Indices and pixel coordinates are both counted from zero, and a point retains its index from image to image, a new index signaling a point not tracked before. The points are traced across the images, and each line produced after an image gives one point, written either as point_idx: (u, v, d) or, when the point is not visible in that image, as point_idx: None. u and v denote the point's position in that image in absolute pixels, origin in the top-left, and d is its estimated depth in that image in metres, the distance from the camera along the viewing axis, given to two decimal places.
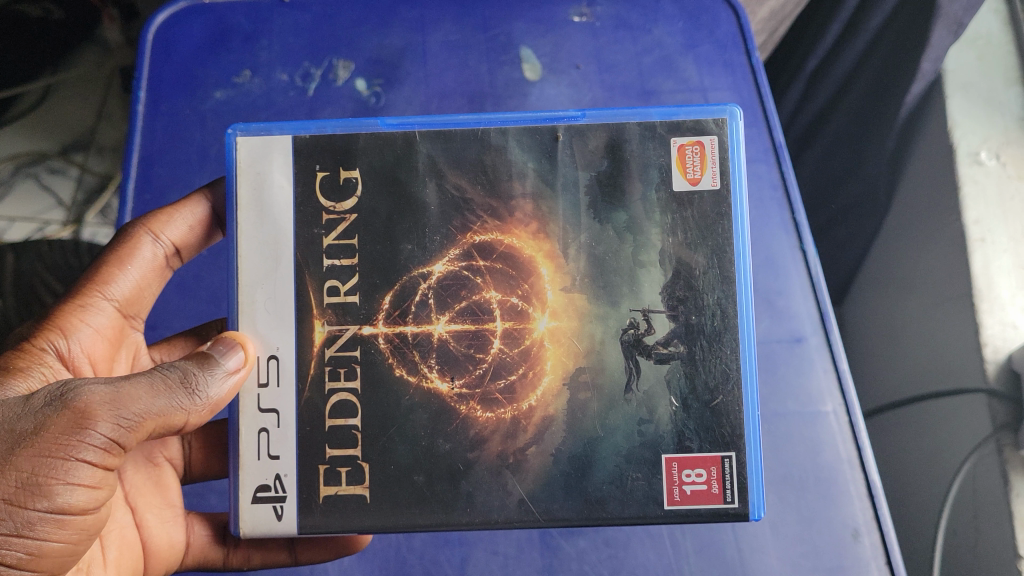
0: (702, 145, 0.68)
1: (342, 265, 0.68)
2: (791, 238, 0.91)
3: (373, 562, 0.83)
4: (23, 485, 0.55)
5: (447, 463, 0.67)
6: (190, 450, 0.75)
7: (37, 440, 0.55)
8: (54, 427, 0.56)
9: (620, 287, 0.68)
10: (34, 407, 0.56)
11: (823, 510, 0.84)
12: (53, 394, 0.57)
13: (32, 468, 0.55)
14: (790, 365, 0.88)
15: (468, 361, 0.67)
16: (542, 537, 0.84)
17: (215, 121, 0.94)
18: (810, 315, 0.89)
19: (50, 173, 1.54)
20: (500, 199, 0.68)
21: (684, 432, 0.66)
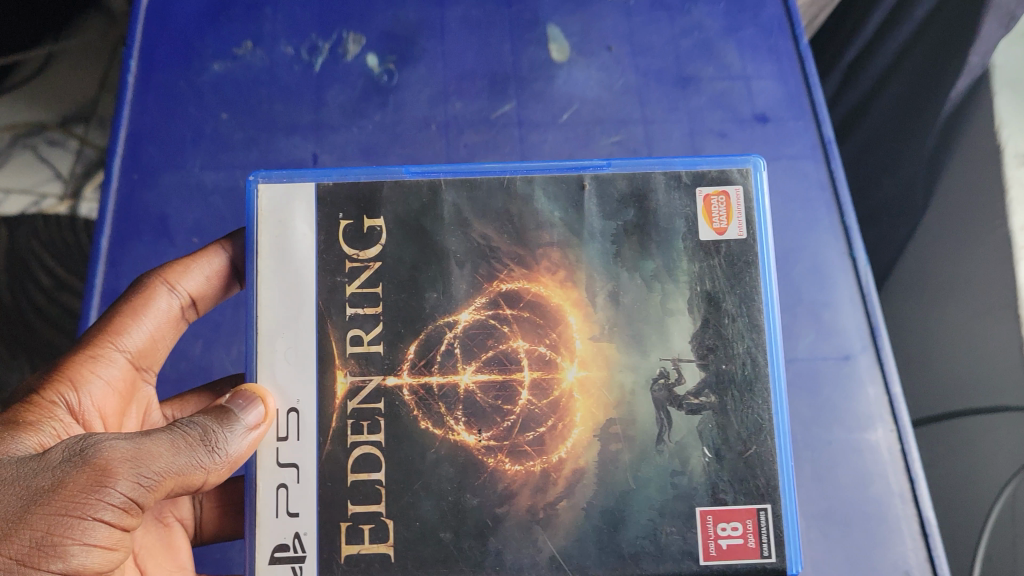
0: (726, 195, 0.68)
1: (365, 313, 0.66)
2: (840, 244, 0.89)
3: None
4: (37, 546, 0.50)
5: (476, 518, 0.64)
6: (201, 511, 0.71)
7: (55, 497, 0.51)
8: (75, 483, 0.51)
9: (649, 336, 0.66)
10: (51, 464, 0.52)
11: (873, 551, 0.81)
12: (76, 448, 0.53)
13: (47, 526, 0.50)
14: (837, 382, 0.85)
15: (496, 414, 0.65)
16: None
17: (212, 94, 0.93)
18: (859, 331, 0.87)
19: (48, 145, 1.38)
20: (526, 247, 0.67)
21: (718, 484, 0.65)
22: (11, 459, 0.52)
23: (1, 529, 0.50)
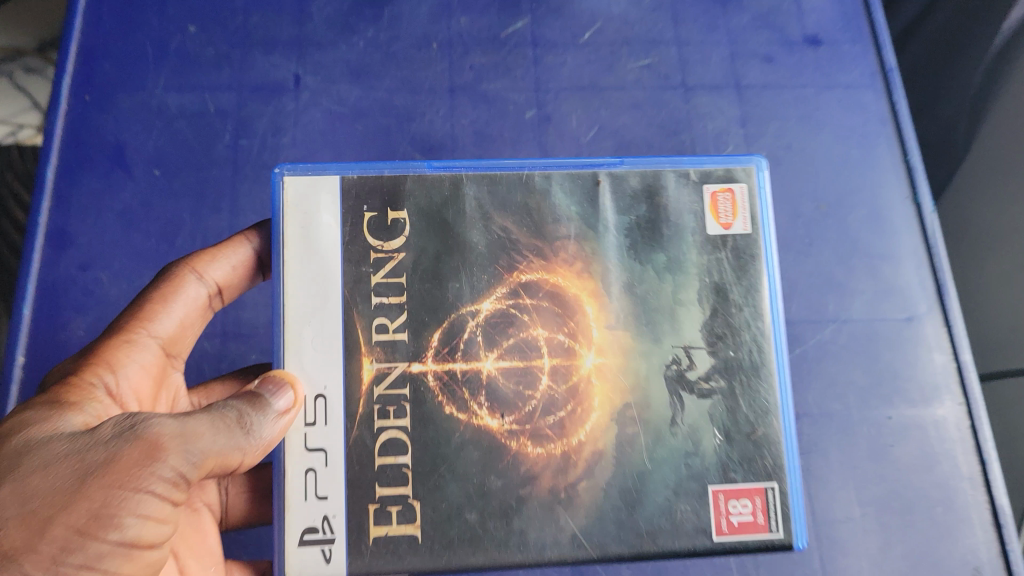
0: (731, 192, 0.72)
1: (390, 302, 0.68)
2: (904, 188, 0.97)
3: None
4: (94, 516, 0.51)
5: (500, 499, 0.66)
6: (228, 496, 0.70)
7: (110, 469, 0.52)
8: (129, 456, 0.53)
9: (662, 325, 0.70)
10: (102, 439, 0.53)
11: (939, 545, 0.87)
12: (124, 424, 0.54)
13: (104, 498, 0.51)
14: (907, 338, 0.93)
15: (518, 398, 0.68)
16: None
17: (176, 7, 0.98)
18: (925, 295, 0.94)
19: (26, 73, 1.25)
20: (545, 239, 0.70)
21: (728, 464, 0.68)
22: (61, 435, 0.53)
23: (59, 500, 0.50)
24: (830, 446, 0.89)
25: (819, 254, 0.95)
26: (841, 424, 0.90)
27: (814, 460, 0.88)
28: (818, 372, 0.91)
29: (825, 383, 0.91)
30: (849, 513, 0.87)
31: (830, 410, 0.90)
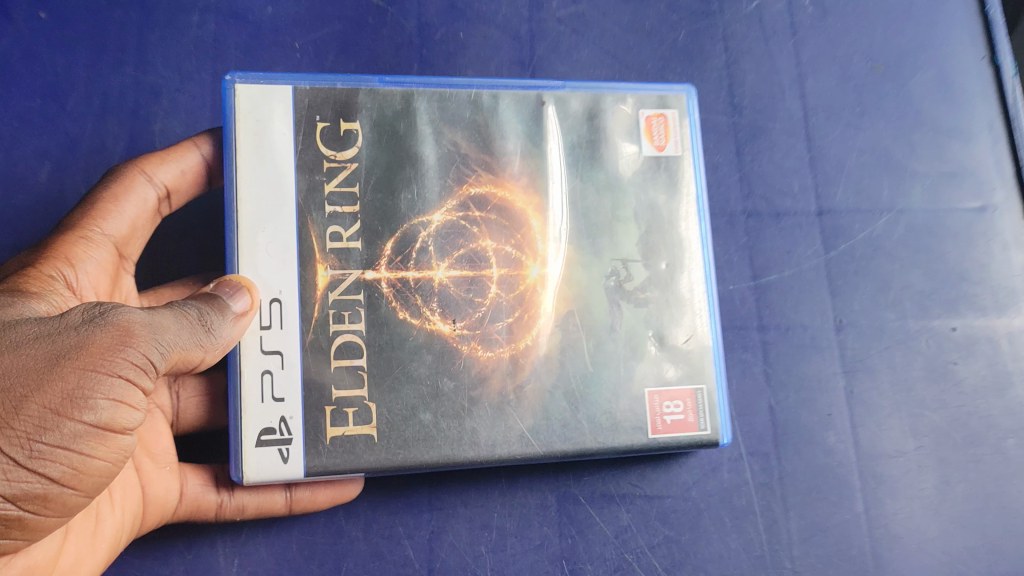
0: (664, 117, 0.77)
1: (344, 211, 0.70)
2: (977, 50, 0.90)
3: (337, 510, 0.76)
4: (68, 397, 0.52)
5: (453, 400, 0.69)
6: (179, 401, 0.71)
7: (83, 353, 0.53)
8: (100, 340, 0.54)
9: (601, 239, 0.74)
10: (72, 325, 0.55)
11: (1010, 482, 0.81)
12: (92, 312, 0.55)
13: (78, 379, 0.52)
14: (977, 233, 0.86)
15: (468, 306, 0.71)
16: (559, 502, 0.78)
17: None
18: (1003, 178, 0.87)
19: None
20: (492, 155, 0.73)
21: (662, 367, 0.73)
22: (28, 319, 0.55)
23: (32, 381, 0.51)
24: (878, 363, 0.83)
25: (872, 124, 0.87)
26: (895, 337, 0.83)
27: (857, 379, 0.82)
28: (871, 273, 0.84)
29: (876, 288, 0.84)
30: (901, 447, 0.81)
31: (885, 323, 0.83)
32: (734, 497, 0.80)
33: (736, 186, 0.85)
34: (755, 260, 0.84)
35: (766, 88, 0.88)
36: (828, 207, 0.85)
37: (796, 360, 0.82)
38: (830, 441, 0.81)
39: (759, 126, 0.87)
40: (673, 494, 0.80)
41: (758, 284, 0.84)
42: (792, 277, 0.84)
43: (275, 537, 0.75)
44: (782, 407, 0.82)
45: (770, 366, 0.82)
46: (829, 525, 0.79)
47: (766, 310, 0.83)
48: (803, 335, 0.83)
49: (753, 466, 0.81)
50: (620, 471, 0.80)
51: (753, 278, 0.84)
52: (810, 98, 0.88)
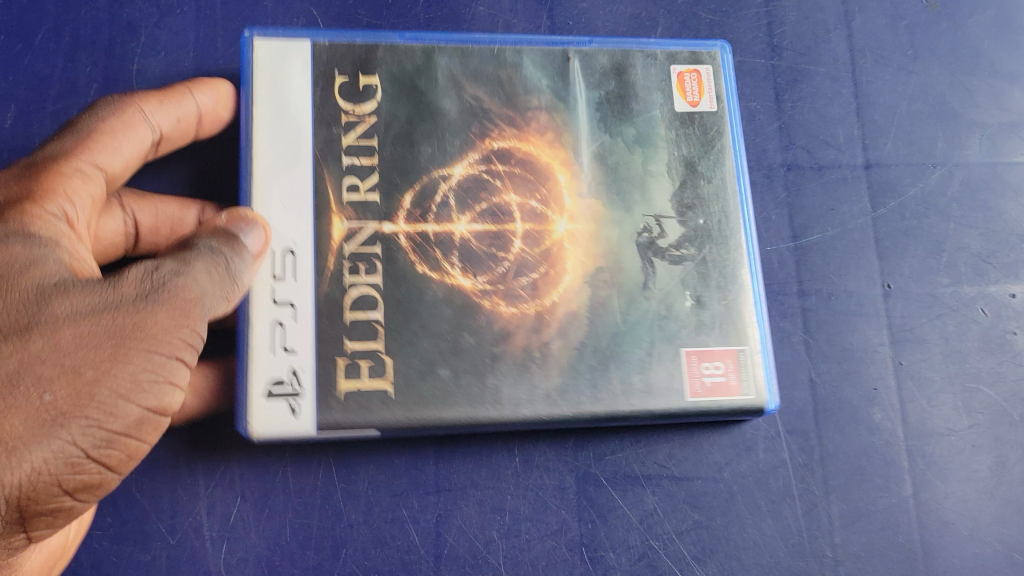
0: (697, 73, 0.74)
1: (362, 163, 0.67)
2: None
3: (333, 488, 0.68)
4: (134, 383, 0.48)
5: (473, 356, 0.65)
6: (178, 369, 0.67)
7: (147, 333, 0.49)
8: (162, 321, 0.49)
9: (632, 194, 0.70)
10: (123, 296, 0.49)
11: None
12: (149, 284, 0.50)
13: (143, 362, 0.48)
14: None
15: (491, 260, 0.67)
16: (578, 480, 0.71)
17: None
18: None
19: None
20: (516, 109, 0.71)
21: (701, 327, 0.68)
22: (74, 287, 0.49)
23: (97, 366, 0.47)
24: (929, 333, 0.77)
25: (924, 67, 0.83)
26: (947, 304, 0.77)
27: (905, 350, 0.76)
28: (924, 233, 0.79)
29: (929, 249, 0.78)
30: (950, 425, 0.75)
31: (938, 290, 0.77)
32: (771, 479, 0.72)
33: (774, 136, 0.80)
34: (795, 217, 0.79)
35: (807, 27, 0.84)
36: (875, 159, 0.80)
37: (838, 323, 0.76)
38: (875, 418, 0.74)
39: (799, 69, 0.83)
40: (704, 475, 0.72)
41: (797, 245, 0.78)
42: (835, 237, 0.78)
43: (268, 518, 0.67)
44: (823, 381, 0.75)
45: (811, 335, 0.76)
46: (874, 510, 0.72)
47: (807, 274, 0.77)
48: (847, 302, 0.77)
49: (791, 445, 0.73)
50: (646, 449, 0.72)
51: (792, 239, 0.78)
52: (858, 38, 0.84)
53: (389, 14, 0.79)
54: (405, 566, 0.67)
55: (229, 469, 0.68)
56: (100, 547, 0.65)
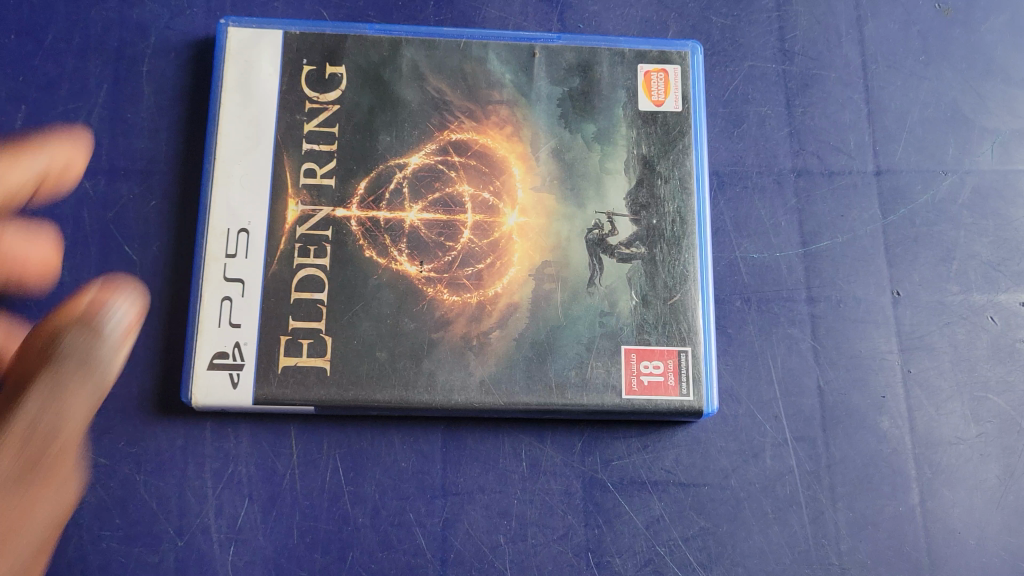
0: (665, 73, 0.74)
1: (321, 150, 0.70)
2: None
3: (341, 490, 0.67)
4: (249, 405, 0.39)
5: (412, 340, 0.67)
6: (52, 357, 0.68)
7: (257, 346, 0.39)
8: None
9: (587, 191, 0.71)
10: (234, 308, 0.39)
11: None
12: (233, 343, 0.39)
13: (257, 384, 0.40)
14: None
15: (438, 248, 0.69)
16: (584, 482, 0.69)
17: None
18: None
19: None
20: (477, 103, 0.72)
21: (643, 325, 0.69)
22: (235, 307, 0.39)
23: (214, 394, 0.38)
24: (938, 342, 0.73)
25: (937, 73, 0.78)
26: (956, 312, 0.74)
27: (914, 358, 0.73)
28: (933, 240, 0.75)
29: (939, 256, 0.75)
30: (959, 434, 0.71)
31: (946, 298, 0.74)
32: (777, 488, 0.69)
33: (784, 141, 0.76)
34: (805, 223, 0.75)
35: (821, 32, 0.79)
36: (887, 166, 0.76)
37: (846, 334, 0.73)
38: (884, 426, 0.71)
39: (811, 74, 0.78)
40: (711, 482, 0.69)
41: (806, 252, 0.74)
42: (845, 244, 0.74)
43: (275, 520, 0.66)
44: (831, 388, 0.72)
45: (819, 343, 0.72)
46: (880, 518, 0.69)
47: (816, 280, 0.74)
48: (856, 309, 0.73)
49: (799, 452, 0.70)
50: (654, 455, 0.69)
51: (801, 245, 0.74)
52: (870, 44, 0.79)
53: (398, 18, 0.76)
54: (411, 569, 0.66)
55: (238, 469, 0.67)
56: (110, 548, 0.65)
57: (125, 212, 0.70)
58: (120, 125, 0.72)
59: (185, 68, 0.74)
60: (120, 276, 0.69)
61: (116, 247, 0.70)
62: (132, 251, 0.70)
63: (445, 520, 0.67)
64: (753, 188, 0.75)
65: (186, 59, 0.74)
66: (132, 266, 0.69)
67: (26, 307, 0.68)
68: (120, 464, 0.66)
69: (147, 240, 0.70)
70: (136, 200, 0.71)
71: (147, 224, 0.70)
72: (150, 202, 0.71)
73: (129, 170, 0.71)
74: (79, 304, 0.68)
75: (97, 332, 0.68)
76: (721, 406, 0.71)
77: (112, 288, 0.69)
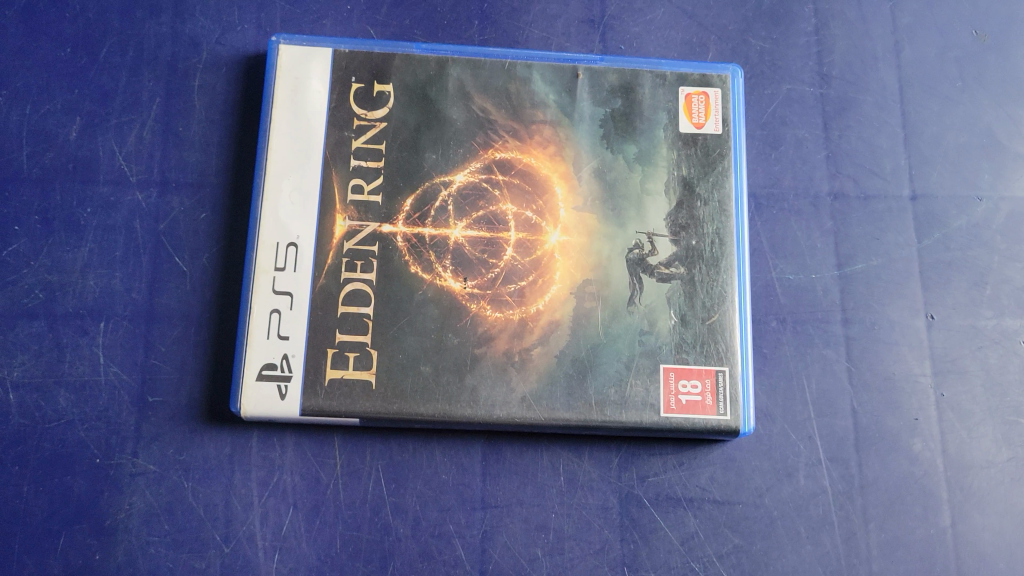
0: (706, 95, 0.75)
1: (368, 166, 0.71)
2: None
3: (383, 500, 0.68)
4: None
5: (455, 356, 0.68)
6: None
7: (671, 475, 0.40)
8: None
9: (627, 211, 0.72)
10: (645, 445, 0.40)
11: None
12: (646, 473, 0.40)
13: None
14: None
15: (481, 265, 0.70)
16: (621, 497, 0.70)
17: None
18: None
19: None
20: (521, 122, 0.73)
21: (681, 344, 0.70)
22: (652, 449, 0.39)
23: None
24: (970, 366, 0.74)
25: (972, 99, 0.79)
26: (989, 337, 0.75)
27: (946, 382, 0.74)
28: (967, 265, 0.76)
29: (972, 280, 0.76)
30: (991, 458, 0.72)
31: (979, 323, 0.75)
32: (811, 507, 0.70)
33: (821, 164, 0.77)
34: (840, 246, 0.76)
35: (857, 56, 0.80)
36: (922, 191, 0.77)
37: (880, 356, 0.74)
38: (916, 448, 0.72)
39: (848, 98, 0.79)
40: (745, 500, 0.70)
41: (842, 274, 0.75)
42: (880, 267, 0.75)
43: (319, 529, 0.67)
44: (864, 409, 0.73)
45: (853, 364, 0.74)
46: (911, 540, 0.70)
47: (851, 303, 0.75)
48: (890, 332, 0.74)
49: (832, 473, 0.71)
50: (689, 472, 0.71)
51: (837, 267, 0.75)
52: (906, 69, 0.80)
53: (443, 36, 0.78)
54: None
55: (283, 478, 0.68)
56: (158, 553, 0.66)
57: (176, 224, 0.72)
58: (172, 138, 0.74)
59: (236, 84, 0.75)
60: (170, 287, 0.71)
61: (167, 258, 0.71)
62: (182, 262, 0.71)
63: (485, 532, 0.68)
64: (790, 211, 0.76)
65: (237, 75, 0.75)
66: (182, 277, 0.71)
67: (80, 315, 0.70)
68: (169, 472, 0.68)
69: (197, 251, 0.72)
70: (187, 212, 0.72)
71: (197, 235, 0.72)
72: (201, 215, 0.72)
73: (180, 183, 0.73)
74: (131, 314, 0.70)
75: (149, 342, 0.70)
76: (757, 425, 0.72)
77: (162, 298, 0.71)
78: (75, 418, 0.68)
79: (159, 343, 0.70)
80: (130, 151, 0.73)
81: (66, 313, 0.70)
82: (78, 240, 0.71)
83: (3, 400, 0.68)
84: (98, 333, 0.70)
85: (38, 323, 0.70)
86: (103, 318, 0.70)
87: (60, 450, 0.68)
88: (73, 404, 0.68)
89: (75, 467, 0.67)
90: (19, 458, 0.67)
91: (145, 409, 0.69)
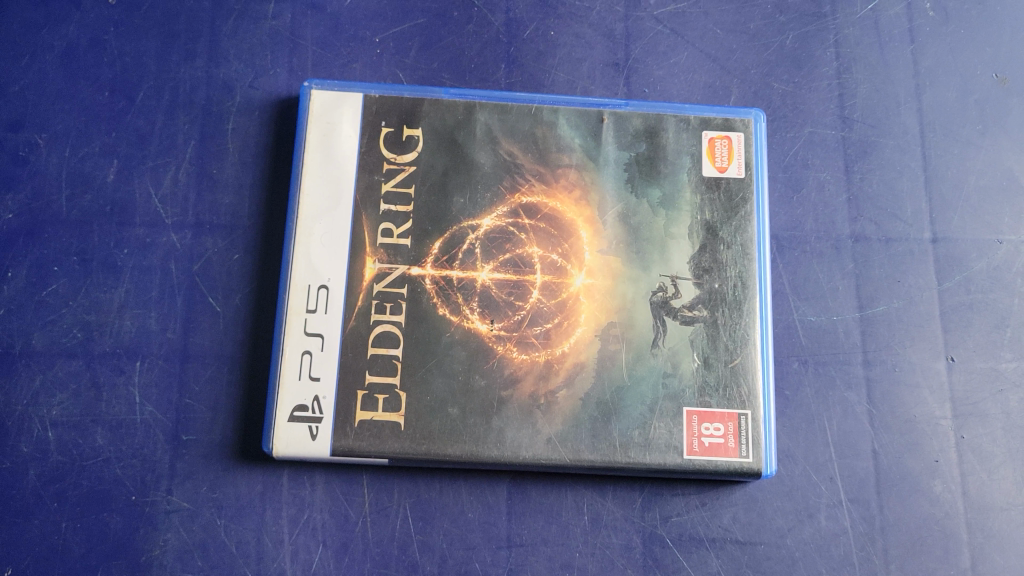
0: (729, 140, 0.76)
1: (397, 210, 0.73)
2: None
3: (410, 539, 0.70)
4: None
5: (482, 397, 0.70)
6: None
7: None
8: None
9: (651, 254, 0.73)
10: None
11: None
12: None
13: None
14: None
15: (508, 308, 0.72)
16: (644, 537, 0.71)
17: None
18: None
19: None
20: (547, 166, 0.75)
21: (704, 387, 0.71)
22: None
23: None
24: (991, 409, 0.75)
25: (994, 143, 0.80)
26: (1010, 380, 0.75)
27: (967, 424, 0.74)
28: (988, 307, 0.77)
29: (993, 322, 0.76)
30: (1011, 499, 0.73)
31: (1000, 365, 0.75)
32: (832, 547, 0.71)
33: (842, 207, 0.78)
34: (862, 288, 0.77)
35: (879, 99, 0.81)
36: (943, 233, 0.78)
37: (901, 398, 0.75)
38: (936, 489, 0.73)
39: (870, 142, 0.80)
40: (767, 540, 0.71)
41: (863, 316, 0.76)
42: (901, 309, 0.76)
43: (348, 566, 0.69)
44: (886, 451, 0.74)
45: (874, 407, 0.74)
46: None
47: (871, 345, 0.76)
48: (911, 374, 0.75)
49: (853, 514, 0.72)
50: (711, 512, 0.72)
51: (858, 309, 0.76)
52: (928, 113, 0.81)
53: (470, 80, 0.79)
54: None
55: (313, 516, 0.70)
56: None
57: (210, 265, 0.74)
58: (207, 179, 0.76)
59: (268, 127, 0.77)
60: (204, 326, 0.73)
61: (201, 298, 0.73)
62: (216, 302, 0.73)
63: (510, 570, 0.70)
64: (812, 253, 0.77)
65: (269, 118, 0.77)
66: (215, 317, 0.73)
67: (117, 354, 0.72)
68: (202, 509, 0.69)
69: (230, 292, 0.73)
70: (221, 253, 0.74)
71: (230, 276, 0.74)
72: (234, 256, 0.74)
73: (214, 225, 0.75)
74: (167, 353, 0.72)
75: (184, 381, 0.72)
76: (779, 466, 0.73)
77: (196, 337, 0.72)
78: (111, 456, 0.70)
79: (193, 383, 0.72)
80: (165, 194, 0.75)
81: (103, 352, 0.72)
82: (115, 280, 0.73)
83: (42, 437, 0.70)
84: (134, 373, 0.72)
85: (76, 362, 0.72)
86: (138, 357, 0.72)
87: (98, 486, 0.69)
88: (110, 441, 0.70)
89: (112, 504, 0.69)
90: (58, 494, 0.69)
91: (178, 447, 0.70)
